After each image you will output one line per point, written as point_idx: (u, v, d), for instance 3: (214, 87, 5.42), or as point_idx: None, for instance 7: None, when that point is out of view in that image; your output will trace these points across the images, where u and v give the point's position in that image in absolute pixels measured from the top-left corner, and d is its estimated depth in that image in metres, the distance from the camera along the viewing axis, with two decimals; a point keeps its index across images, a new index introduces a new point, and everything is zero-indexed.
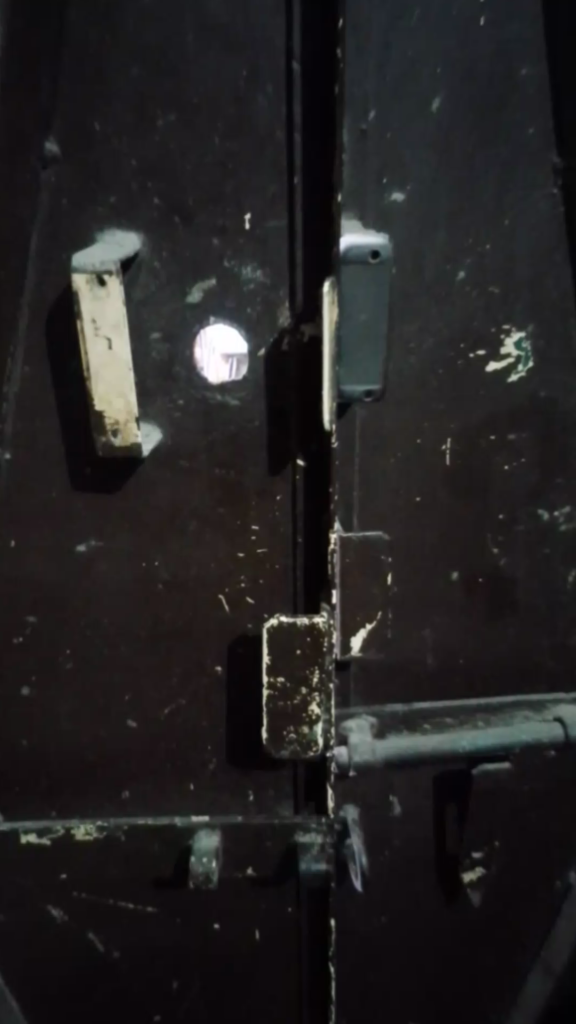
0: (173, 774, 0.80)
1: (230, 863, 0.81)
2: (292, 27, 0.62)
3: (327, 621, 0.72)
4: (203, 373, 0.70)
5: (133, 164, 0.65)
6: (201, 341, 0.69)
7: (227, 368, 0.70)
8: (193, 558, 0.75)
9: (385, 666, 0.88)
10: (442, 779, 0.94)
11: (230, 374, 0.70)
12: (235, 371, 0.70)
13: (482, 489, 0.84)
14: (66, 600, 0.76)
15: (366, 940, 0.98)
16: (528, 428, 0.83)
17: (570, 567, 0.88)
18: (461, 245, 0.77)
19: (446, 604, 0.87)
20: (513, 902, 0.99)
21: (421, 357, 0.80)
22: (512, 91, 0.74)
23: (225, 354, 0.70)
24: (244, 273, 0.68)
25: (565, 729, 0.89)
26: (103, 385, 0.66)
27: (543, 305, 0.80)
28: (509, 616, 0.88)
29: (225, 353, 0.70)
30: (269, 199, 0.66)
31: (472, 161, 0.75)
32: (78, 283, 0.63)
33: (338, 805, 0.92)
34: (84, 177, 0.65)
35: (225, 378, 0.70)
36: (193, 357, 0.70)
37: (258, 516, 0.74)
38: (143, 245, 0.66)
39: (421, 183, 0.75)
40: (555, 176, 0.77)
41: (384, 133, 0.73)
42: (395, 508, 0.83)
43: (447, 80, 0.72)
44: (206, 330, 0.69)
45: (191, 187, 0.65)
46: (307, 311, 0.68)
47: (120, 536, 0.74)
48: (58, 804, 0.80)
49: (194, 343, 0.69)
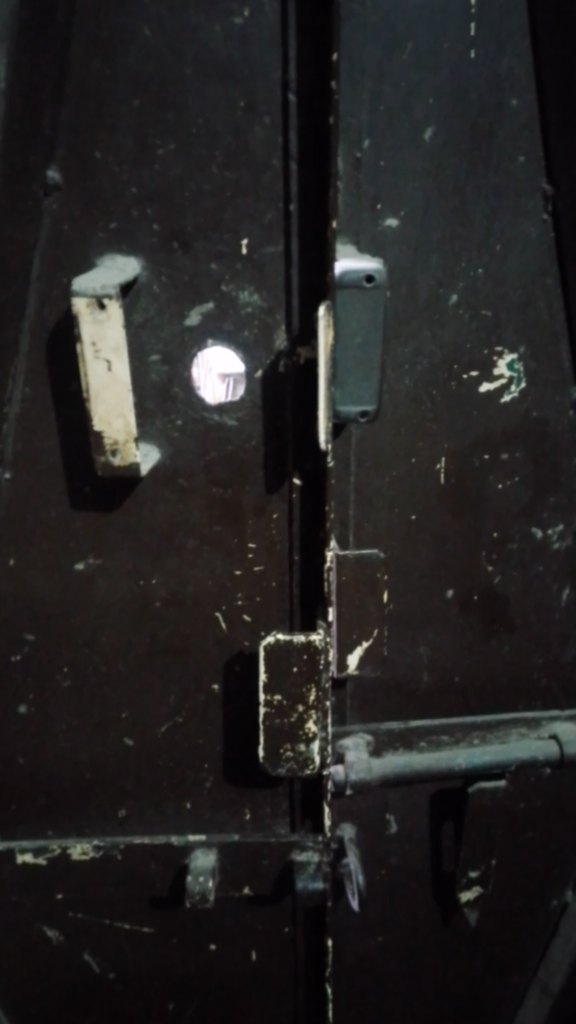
0: (170, 793, 0.80)
1: (226, 882, 0.81)
2: (288, 59, 0.64)
3: (324, 638, 0.73)
4: (200, 393, 0.71)
5: (133, 191, 0.67)
6: (198, 364, 0.71)
7: (223, 387, 0.71)
8: (191, 577, 0.75)
9: (382, 684, 0.88)
10: (439, 797, 0.94)
11: (227, 395, 0.72)
12: (232, 391, 0.72)
13: (476, 508, 0.85)
14: (65, 619, 0.76)
15: (362, 959, 0.98)
16: (521, 448, 0.85)
17: (563, 584, 0.89)
18: (454, 269, 0.79)
19: (442, 620, 0.88)
20: (510, 921, 0.99)
21: (415, 378, 0.81)
22: (502, 121, 0.76)
23: (222, 375, 0.71)
24: (241, 297, 0.69)
25: (560, 746, 0.90)
26: (102, 406, 0.67)
27: (534, 328, 0.82)
28: (504, 633, 0.89)
29: (221, 373, 0.71)
30: (266, 225, 0.68)
31: (464, 187, 0.77)
32: (78, 306, 0.64)
33: (335, 823, 0.92)
34: (86, 203, 0.67)
35: (222, 398, 0.72)
36: (190, 377, 0.71)
37: (255, 535, 0.75)
38: (143, 269, 0.68)
39: (415, 209, 0.76)
40: (545, 203, 0.79)
41: (378, 161, 0.74)
42: (390, 527, 0.84)
43: (439, 110, 0.74)
44: (203, 353, 0.70)
45: (190, 213, 0.67)
46: (304, 334, 0.70)
47: (119, 555, 0.75)
48: (55, 822, 0.80)
49: (191, 366, 0.71)
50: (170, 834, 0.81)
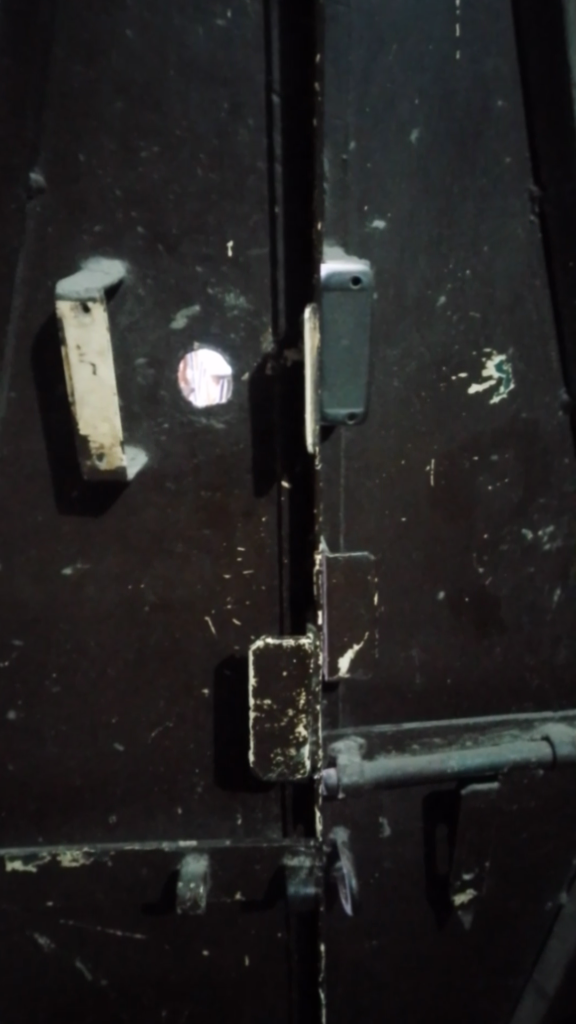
0: (161, 799, 0.80)
1: (218, 887, 0.81)
2: (272, 61, 0.64)
3: (314, 642, 0.73)
4: (194, 395, 0.71)
5: (117, 194, 0.66)
6: (192, 364, 0.70)
7: (217, 389, 0.71)
8: (179, 581, 0.75)
9: (373, 687, 0.88)
10: (431, 800, 0.94)
11: (221, 396, 0.71)
12: (226, 393, 0.71)
13: (466, 510, 0.85)
14: (53, 625, 0.76)
15: (357, 963, 0.97)
16: (510, 448, 0.85)
17: (555, 585, 0.89)
18: (442, 270, 0.79)
19: (433, 622, 0.87)
20: (505, 924, 0.99)
21: (404, 380, 0.81)
22: (489, 122, 0.76)
23: (216, 376, 0.71)
24: (228, 300, 0.69)
25: (553, 748, 0.90)
26: (88, 410, 0.66)
27: (523, 329, 0.82)
28: (496, 634, 0.89)
29: (215, 374, 0.71)
30: (251, 227, 0.67)
31: (451, 188, 0.76)
32: (63, 310, 0.63)
33: (327, 827, 0.92)
34: (70, 206, 0.66)
35: (216, 401, 0.71)
36: (184, 378, 0.71)
37: (244, 539, 0.74)
38: (128, 272, 0.68)
39: (401, 211, 0.76)
40: (532, 204, 0.79)
41: (365, 163, 0.74)
42: (381, 529, 0.84)
43: (425, 112, 0.74)
44: (197, 354, 0.70)
45: (175, 216, 0.67)
46: (291, 337, 0.69)
47: (107, 559, 0.75)
48: (44, 829, 0.80)
49: (184, 366, 0.70)
50: (161, 841, 0.80)
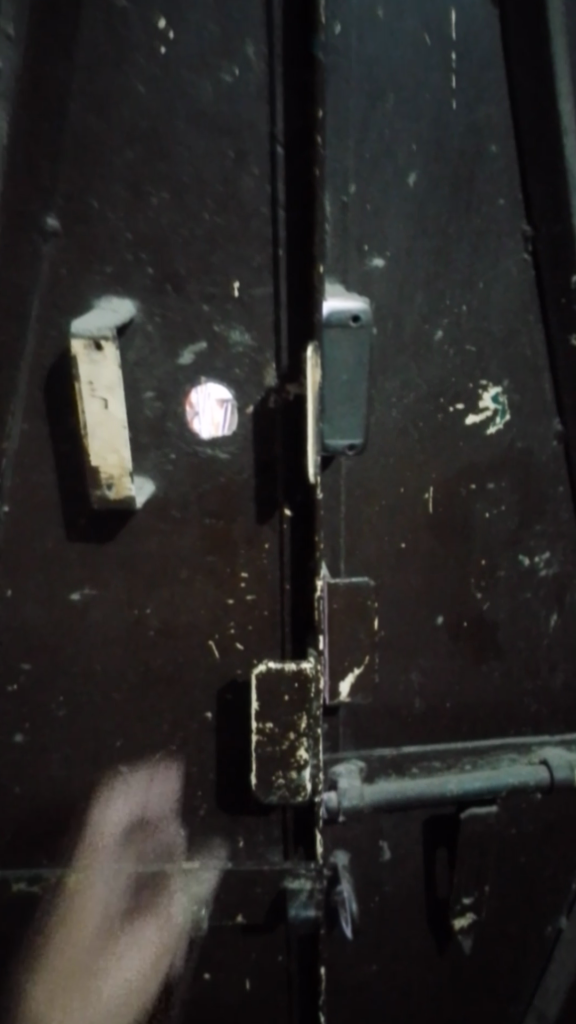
0: (166, 824, 0.81)
1: (220, 911, 0.83)
2: (275, 113, 0.67)
3: (315, 666, 0.75)
4: (198, 417, 0.73)
5: (128, 236, 0.69)
6: (197, 388, 0.73)
7: (222, 411, 0.73)
8: (184, 608, 0.77)
9: (373, 710, 0.90)
10: (432, 823, 0.94)
11: (225, 419, 0.74)
12: (229, 416, 0.74)
13: (464, 536, 0.87)
14: (61, 650, 0.78)
15: (357, 987, 0.98)
16: (507, 478, 0.87)
17: (551, 610, 0.91)
18: (439, 306, 0.81)
19: (432, 646, 0.89)
20: (505, 949, 1.00)
21: (403, 411, 0.83)
22: (483, 167, 0.79)
23: (220, 399, 0.73)
24: (233, 336, 0.72)
25: (550, 772, 0.91)
26: (98, 442, 0.69)
27: (517, 362, 0.84)
28: (494, 659, 0.91)
29: (220, 397, 0.73)
30: (255, 268, 0.70)
31: (447, 228, 0.79)
32: (76, 348, 0.67)
33: (328, 851, 0.93)
34: (82, 248, 0.69)
35: (220, 423, 0.74)
36: (189, 401, 0.73)
37: (247, 565, 0.76)
38: (137, 310, 0.70)
39: (400, 249, 0.79)
40: (525, 243, 0.82)
41: (364, 206, 0.77)
42: (381, 554, 0.86)
43: (421, 156, 0.77)
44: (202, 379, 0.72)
45: (184, 257, 0.70)
46: (293, 373, 0.72)
47: (113, 585, 0.77)
48: (49, 853, 0.81)
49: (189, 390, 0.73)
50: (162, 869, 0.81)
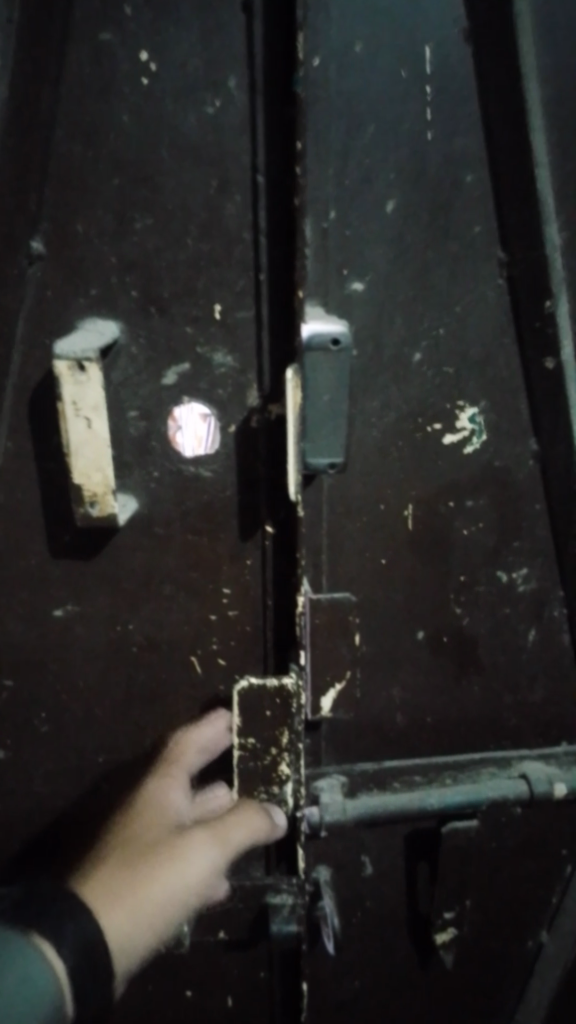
0: (157, 862, 0.72)
1: (201, 926, 0.83)
2: (257, 143, 0.69)
3: (296, 683, 0.77)
4: (182, 432, 0.74)
5: (113, 260, 0.71)
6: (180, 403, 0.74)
7: (205, 425, 0.75)
8: (167, 624, 0.79)
9: (355, 725, 0.91)
10: (413, 837, 0.95)
11: (208, 432, 0.75)
12: (212, 429, 0.75)
13: (443, 553, 0.89)
14: (44, 667, 0.78)
15: (338, 1003, 0.99)
16: (485, 495, 0.89)
17: (530, 626, 0.92)
18: (418, 328, 0.83)
19: (413, 661, 0.91)
20: (486, 963, 1.00)
21: (383, 430, 0.85)
22: (459, 194, 0.81)
23: (203, 412, 0.74)
24: (215, 358, 0.73)
25: (530, 787, 0.92)
26: (82, 460, 0.70)
27: (494, 384, 0.86)
28: (474, 673, 0.92)
29: (203, 411, 0.74)
30: (237, 292, 0.72)
31: (424, 253, 0.82)
32: (60, 369, 0.67)
33: (310, 866, 0.93)
34: (67, 272, 0.71)
35: (204, 437, 0.75)
36: (172, 415, 0.74)
37: (230, 581, 0.78)
38: (121, 332, 0.72)
39: (379, 273, 0.81)
40: (501, 268, 0.84)
41: (344, 231, 0.79)
42: (363, 570, 0.88)
43: (400, 183, 0.79)
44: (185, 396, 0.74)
45: (167, 281, 0.71)
46: (275, 393, 0.74)
47: (96, 602, 0.78)
48: (31, 867, 0.82)
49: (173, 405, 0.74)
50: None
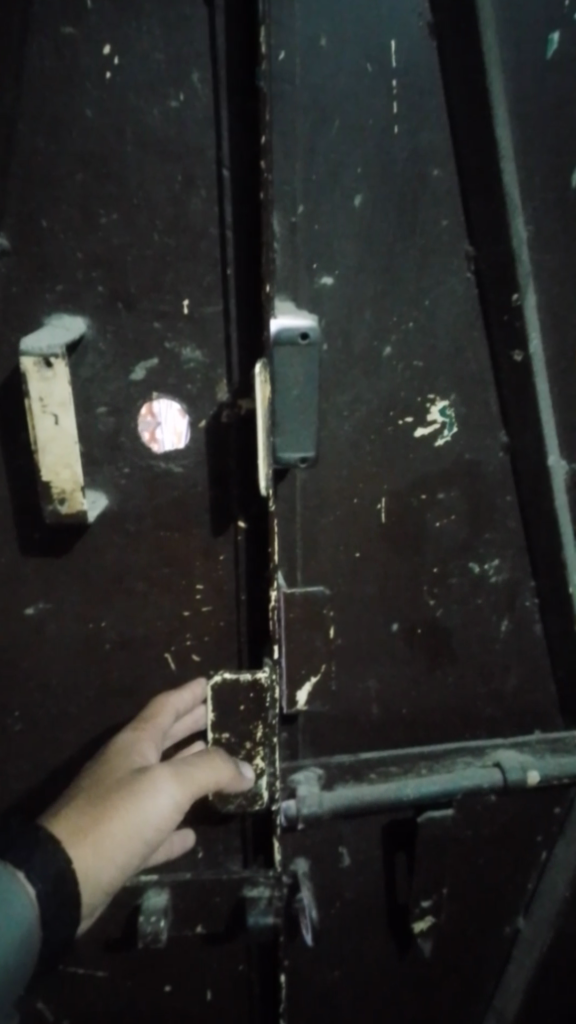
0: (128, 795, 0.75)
1: (178, 921, 0.84)
2: (221, 138, 0.69)
3: (269, 675, 0.78)
4: (160, 426, 0.74)
5: (79, 256, 0.70)
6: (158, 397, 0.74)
7: (182, 419, 0.75)
8: (140, 621, 0.78)
9: (331, 717, 0.91)
10: (390, 829, 0.95)
11: (186, 426, 0.75)
12: (190, 423, 0.75)
13: (416, 545, 0.90)
14: (15, 667, 0.78)
15: (318, 992, 1.00)
16: (456, 488, 0.89)
17: (502, 616, 0.93)
18: (387, 323, 0.84)
19: (387, 653, 0.91)
20: (463, 950, 1.02)
21: (355, 424, 0.85)
22: (426, 188, 0.81)
23: (182, 407, 0.74)
24: (184, 354, 0.73)
25: (504, 774, 0.93)
26: (50, 457, 0.69)
27: (464, 377, 0.87)
28: (447, 664, 0.93)
29: (181, 406, 0.74)
30: (205, 287, 0.72)
31: (392, 248, 0.82)
32: (26, 366, 0.67)
33: (288, 858, 0.94)
34: (33, 268, 0.70)
35: (182, 430, 0.75)
36: (150, 409, 0.74)
37: (203, 577, 0.78)
38: (89, 328, 0.72)
39: (348, 268, 0.81)
40: (469, 262, 0.84)
41: (313, 226, 0.79)
42: (336, 564, 0.88)
43: (367, 177, 0.79)
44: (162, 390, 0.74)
45: (134, 277, 0.71)
46: (244, 389, 0.74)
47: (68, 600, 0.77)
48: None
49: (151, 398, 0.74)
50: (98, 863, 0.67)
